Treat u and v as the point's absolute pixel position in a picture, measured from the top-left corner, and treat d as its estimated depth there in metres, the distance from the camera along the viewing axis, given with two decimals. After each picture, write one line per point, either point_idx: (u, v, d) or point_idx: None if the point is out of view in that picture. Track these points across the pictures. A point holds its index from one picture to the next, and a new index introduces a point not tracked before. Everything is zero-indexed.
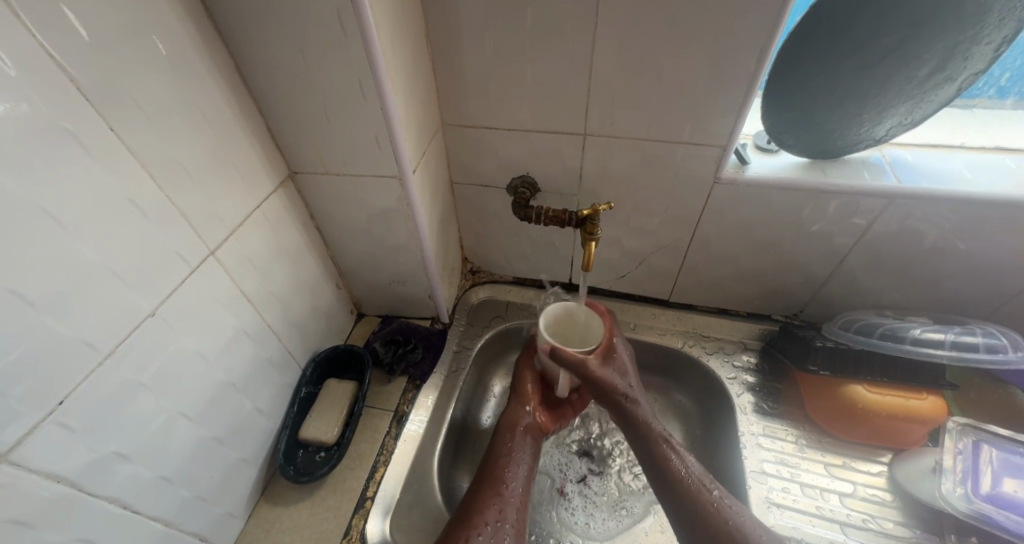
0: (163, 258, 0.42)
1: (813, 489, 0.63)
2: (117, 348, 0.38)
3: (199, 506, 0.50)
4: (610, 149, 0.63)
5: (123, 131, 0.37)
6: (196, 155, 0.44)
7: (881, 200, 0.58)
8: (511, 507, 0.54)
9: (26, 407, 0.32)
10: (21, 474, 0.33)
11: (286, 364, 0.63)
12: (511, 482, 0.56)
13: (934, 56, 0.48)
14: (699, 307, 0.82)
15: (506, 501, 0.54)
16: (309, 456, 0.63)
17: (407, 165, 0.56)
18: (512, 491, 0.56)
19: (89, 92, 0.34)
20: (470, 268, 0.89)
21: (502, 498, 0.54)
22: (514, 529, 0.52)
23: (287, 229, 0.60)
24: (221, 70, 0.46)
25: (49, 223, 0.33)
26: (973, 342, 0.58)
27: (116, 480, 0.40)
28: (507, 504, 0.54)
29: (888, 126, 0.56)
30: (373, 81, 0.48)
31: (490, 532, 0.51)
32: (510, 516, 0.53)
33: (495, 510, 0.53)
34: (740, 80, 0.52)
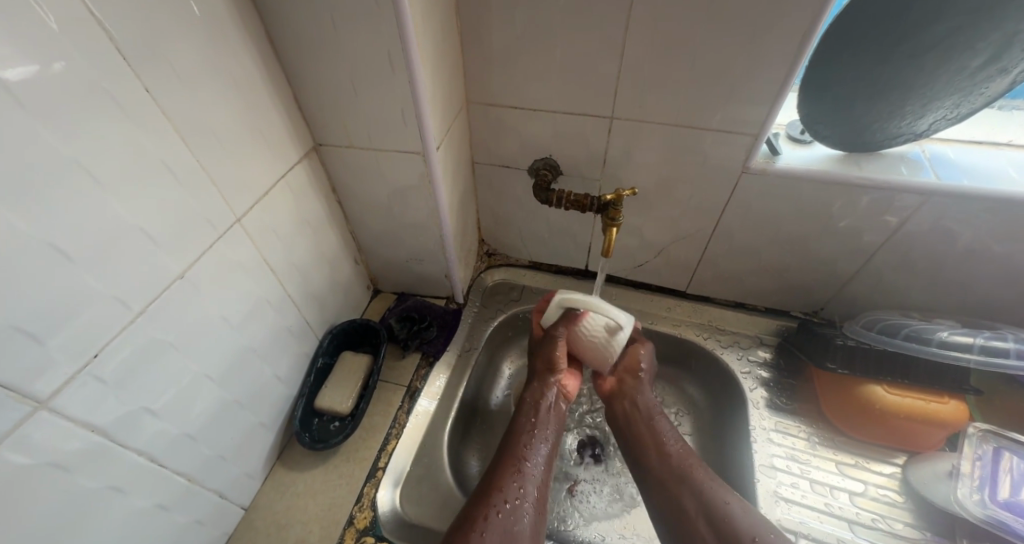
0: (192, 222, 0.43)
1: (823, 486, 0.63)
2: (148, 307, 0.39)
3: (220, 465, 0.52)
4: (637, 133, 0.61)
5: (158, 92, 0.37)
6: (225, 121, 0.44)
7: (917, 198, 0.56)
8: (532, 483, 0.53)
9: (63, 357, 0.34)
10: (60, 423, 0.34)
11: (305, 334, 0.65)
12: (531, 460, 0.55)
13: (990, 46, 0.46)
14: (716, 300, 0.81)
15: (526, 476, 0.54)
16: (323, 424, 0.65)
17: (431, 142, 0.56)
18: (533, 468, 0.55)
19: (126, 50, 0.34)
20: (486, 250, 0.89)
21: (523, 474, 0.54)
22: (533, 505, 0.52)
23: (310, 200, 0.60)
24: (251, 35, 0.46)
25: (88, 181, 0.33)
26: (1003, 347, 0.57)
27: (145, 434, 0.41)
28: (528, 483, 0.53)
29: (931, 121, 0.54)
30: (402, 54, 0.47)
31: (508, 509, 0.50)
32: (529, 493, 0.52)
33: (514, 488, 0.52)
34: (779, 66, 0.50)
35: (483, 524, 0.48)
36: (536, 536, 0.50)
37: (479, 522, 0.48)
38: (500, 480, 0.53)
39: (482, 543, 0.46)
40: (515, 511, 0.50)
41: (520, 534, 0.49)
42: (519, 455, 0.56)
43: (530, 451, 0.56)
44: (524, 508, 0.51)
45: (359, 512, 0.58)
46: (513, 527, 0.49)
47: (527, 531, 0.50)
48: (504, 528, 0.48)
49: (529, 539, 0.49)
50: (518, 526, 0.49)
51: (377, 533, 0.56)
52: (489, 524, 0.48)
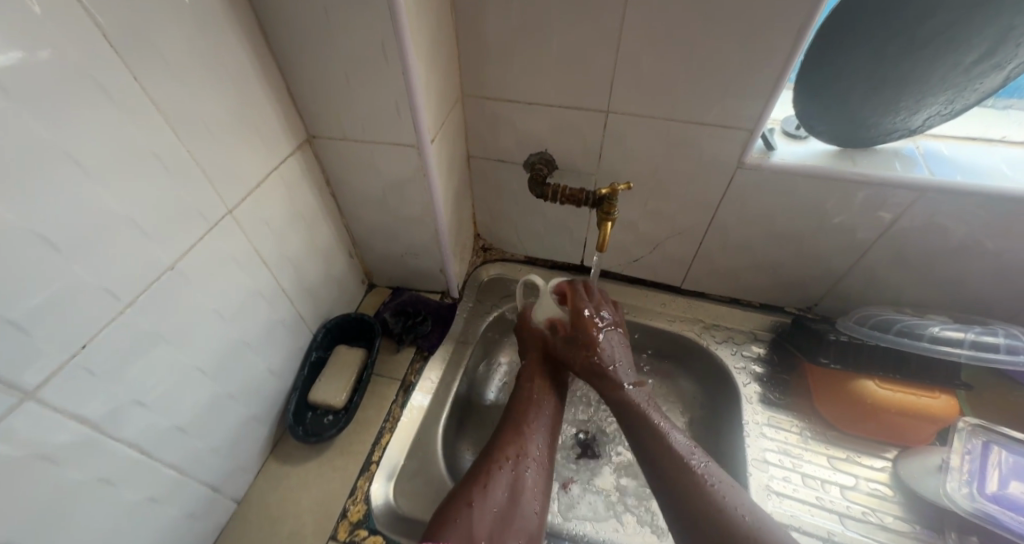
0: (182, 213, 0.42)
1: (814, 480, 0.63)
2: (137, 298, 0.39)
3: (212, 458, 0.51)
4: (633, 128, 0.61)
5: (147, 81, 0.37)
6: (217, 111, 0.44)
7: (910, 194, 0.56)
8: (534, 444, 0.57)
9: (51, 348, 0.33)
10: (48, 413, 0.34)
11: (298, 328, 0.64)
12: (533, 423, 0.59)
13: (986, 41, 0.45)
14: (711, 295, 0.81)
15: (530, 436, 0.58)
16: (317, 418, 0.65)
17: (426, 135, 0.55)
18: (537, 430, 0.59)
19: (114, 38, 0.34)
20: (482, 245, 0.89)
21: (527, 434, 0.58)
22: (537, 462, 0.56)
23: (303, 193, 0.60)
24: (243, 24, 0.45)
25: (75, 169, 0.33)
26: (993, 342, 0.57)
27: (135, 426, 0.41)
28: (530, 442, 0.57)
29: (925, 116, 0.54)
30: (396, 45, 0.47)
31: (512, 465, 0.54)
32: (533, 453, 0.56)
33: (519, 447, 0.56)
34: (775, 60, 0.50)
35: (487, 479, 0.52)
36: (541, 492, 0.54)
37: (484, 478, 0.52)
38: (505, 441, 0.56)
39: (485, 496, 0.50)
40: (518, 467, 0.54)
41: (523, 489, 0.53)
42: (522, 417, 0.60)
43: (532, 416, 0.60)
44: (528, 465, 0.55)
45: (353, 505, 0.58)
46: (517, 481, 0.53)
47: (530, 485, 0.53)
48: (507, 480, 0.52)
49: (534, 494, 0.53)
50: (521, 480, 0.53)
51: (371, 526, 0.56)
52: (492, 478, 0.52)
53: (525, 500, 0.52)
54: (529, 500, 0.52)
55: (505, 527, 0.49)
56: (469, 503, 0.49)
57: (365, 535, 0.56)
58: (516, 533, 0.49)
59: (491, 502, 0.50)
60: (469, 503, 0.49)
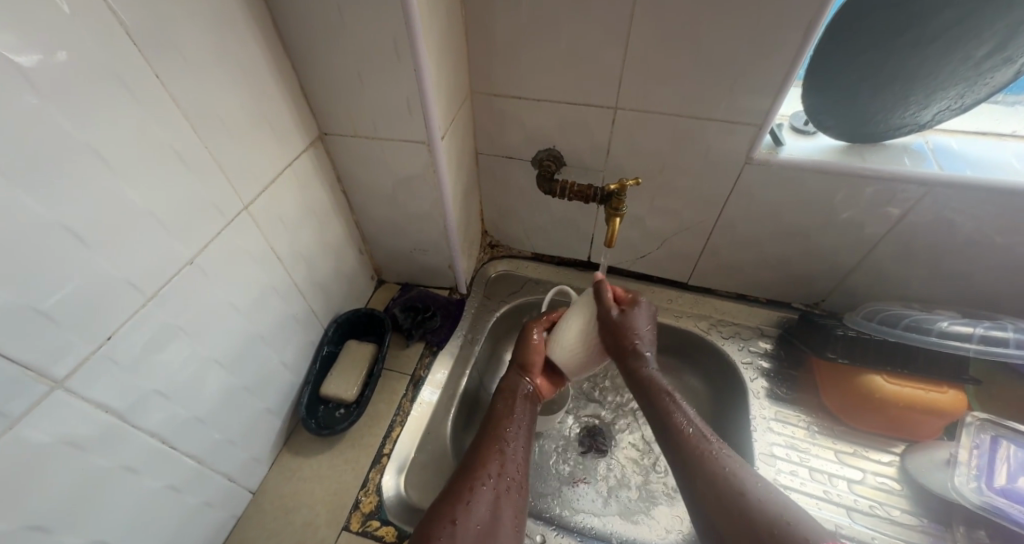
0: (200, 208, 0.43)
1: (821, 474, 0.63)
2: (159, 292, 0.40)
3: (228, 449, 0.53)
4: (641, 124, 0.62)
5: (168, 80, 0.38)
6: (232, 108, 0.45)
7: (919, 188, 0.56)
8: (513, 462, 0.53)
9: (78, 339, 0.34)
10: (75, 402, 0.35)
11: (310, 323, 0.65)
12: (512, 438, 0.56)
13: (995, 35, 0.46)
14: (718, 291, 0.82)
15: (507, 455, 0.54)
16: (329, 412, 0.66)
17: (436, 131, 0.56)
18: (514, 448, 0.55)
19: (138, 37, 0.35)
20: (489, 241, 0.90)
21: (506, 452, 0.54)
22: (514, 483, 0.52)
23: (315, 189, 0.61)
24: (257, 22, 0.46)
25: (99, 165, 0.34)
26: (1003, 337, 0.57)
27: (157, 417, 0.42)
28: (510, 459, 0.53)
29: (935, 111, 0.54)
30: (407, 41, 0.47)
31: (493, 483, 0.50)
32: (511, 471, 0.52)
33: (498, 464, 0.52)
34: (784, 56, 0.51)
35: (469, 495, 0.48)
36: (521, 514, 0.50)
37: (465, 493, 0.48)
38: (484, 456, 0.53)
39: (467, 514, 0.46)
40: (500, 484, 0.50)
41: (505, 506, 0.49)
42: (497, 436, 0.56)
43: (510, 432, 0.57)
44: (506, 484, 0.51)
45: (365, 496, 0.59)
46: (498, 499, 0.49)
47: (511, 504, 0.49)
48: (490, 497, 0.48)
49: (514, 515, 0.49)
50: (502, 499, 0.49)
51: (383, 517, 0.57)
52: (474, 495, 0.48)
53: (508, 520, 0.48)
54: (511, 518, 0.48)
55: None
56: (452, 521, 0.45)
57: (377, 526, 0.57)
58: None
59: (473, 520, 0.46)
60: (451, 520, 0.45)
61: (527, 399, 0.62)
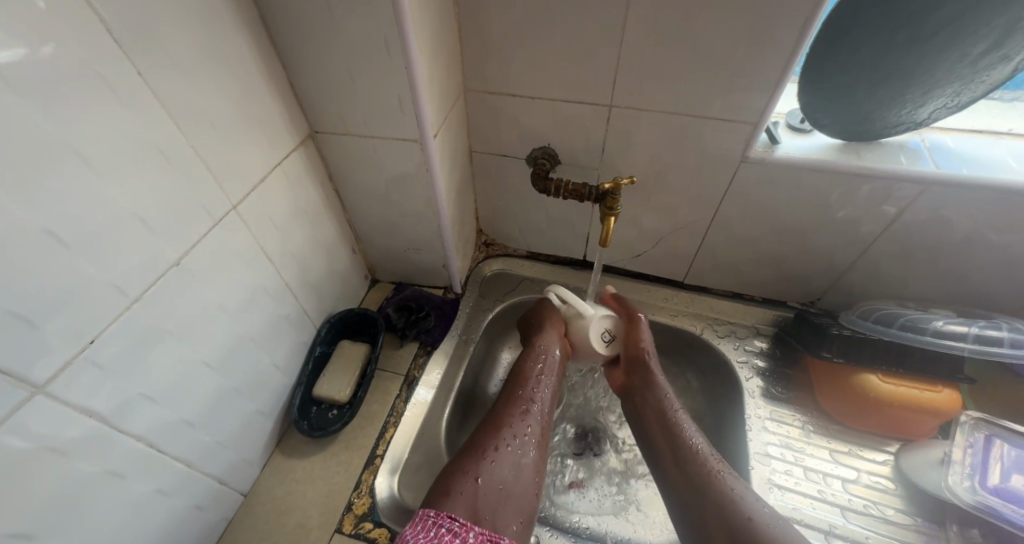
0: (187, 209, 0.42)
1: (816, 474, 0.63)
2: (144, 294, 0.39)
3: (218, 451, 0.52)
4: (636, 122, 0.61)
5: (152, 78, 0.37)
6: (220, 106, 0.44)
7: (915, 187, 0.56)
8: (536, 423, 0.56)
9: (60, 343, 0.34)
10: (59, 407, 0.34)
11: (302, 323, 0.65)
12: (536, 400, 0.59)
13: (992, 33, 0.45)
14: (714, 290, 0.81)
15: (532, 416, 0.57)
16: (322, 412, 0.65)
17: (429, 130, 0.55)
18: (538, 410, 0.58)
19: (118, 33, 0.34)
20: (484, 240, 0.89)
21: (530, 413, 0.57)
22: (536, 441, 0.55)
23: (307, 188, 0.60)
24: (245, 19, 0.45)
25: (80, 165, 0.33)
26: (997, 336, 0.57)
27: (144, 420, 0.41)
28: (532, 420, 0.56)
29: (931, 109, 0.53)
30: (399, 38, 0.46)
31: (516, 444, 0.53)
32: (533, 431, 0.55)
33: (523, 425, 0.55)
34: (780, 53, 0.50)
35: (494, 454, 0.51)
36: (538, 475, 0.53)
37: (491, 451, 0.51)
38: (511, 414, 0.56)
39: (491, 471, 0.49)
40: (523, 444, 0.53)
41: (525, 466, 0.52)
42: (524, 395, 0.59)
43: (536, 393, 0.59)
44: (529, 443, 0.54)
45: (358, 498, 0.59)
46: (519, 459, 0.52)
47: (530, 463, 0.53)
48: (513, 456, 0.51)
49: (533, 476, 0.52)
50: (524, 457, 0.52)
51: (375, 519, 0.57)
52: (499, 453, 0.51)
53: (526, 478, 0.51)
54: (529, 478, 0.51)
55: (507, 503, 0.48)
56: (476, 478, 0.48)
57: (370, 528, 0.56)
58: (515, 510, 0.48)
59: (495, 476, 0.49)
60: (475, 476, 0.48)
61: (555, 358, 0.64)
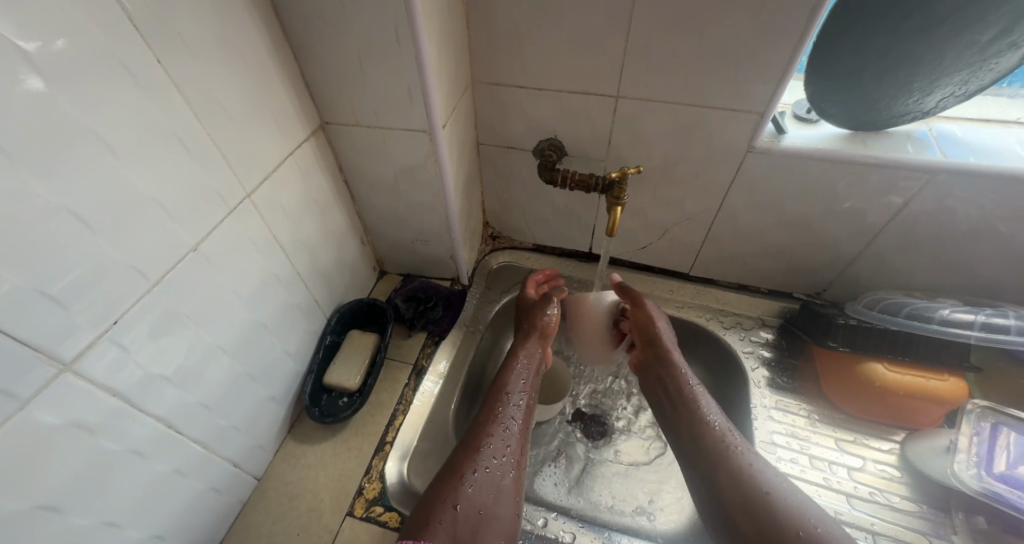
0: (204, 196, 0.43)
1: (821, 462, 0.64)
2: (163, 278, 0.40)
3: (233, 435, 0.53)
4: (642, 112, 0.61)
5: (170, 66, 0.38)
6: (234, 95, 0.45)
7: (921, 176, 0.56)
8: (514, 442, 0.54)
9: (84, 322, 0.35)
10: (83, 385, 0.35)
11: (313, 312, 0.66)
12: (514, 417, 0.56)
13: (1001, 20, 0.45)
14: (719, 282, 0.82)
15: (510, 435, 0.55)
16: (332, 400, 0.66)
17: (437, 120, 0.56)
18: (516, 429, 0.56)
19: (138, 21, 0.35)
20: (491, 232, 0.90)
21: (507, 432, 0.54)
22: (514, 462, 0.53)
23: (317, 179, 0.61)
24: (258, 9, 0.46)
25: (103, 150, 0.34)
26: (1004, 323, 0.57)
27: (162, 401, 0.42)
28: (510, 439, 0.54)
29: (939, 97, 0.54)
30: (408, 29, 0.47)
31: (495, 465, 0.51)
32: (512, 450, 0.53)
33: (501, 445, 0.53)
34: (786, 42, 0.50)
35: (472, 477, 0.49)
36: (517, 496, 0.51)
37: (470, 474, 0.49)
38: (488, 433, 0.54)
39: (470, 496, 0.47)
40: (501, 466, 0.51)
41: (504, 490, 0.50)
42: (500, 412, 0.56)
43: (513, 411, 0.57)
44: (507, 465, 0.52)
45: (369, 483, 0.60)
46: (497, 482, 0.50)
47: (509, 486, 0.51)
48: (490, 480, 0.49)
49: (512, 498, 0.50)
50: (501, 481, 0.50)
51: (386, 503, 0.58)
52: (477, 477, 0.49)
53: (505, 502, 0.49)
54: (508, 500, 0.49)
55: (488, 527, 0.46)
56: (454, 505, 0.46)
57: (381, 511, 0.57)
58: (495, 533, 0.46)
59: (474, 501, 0.47)
60: (453, 503, 0.46)
61: (530, 377, 0.62)
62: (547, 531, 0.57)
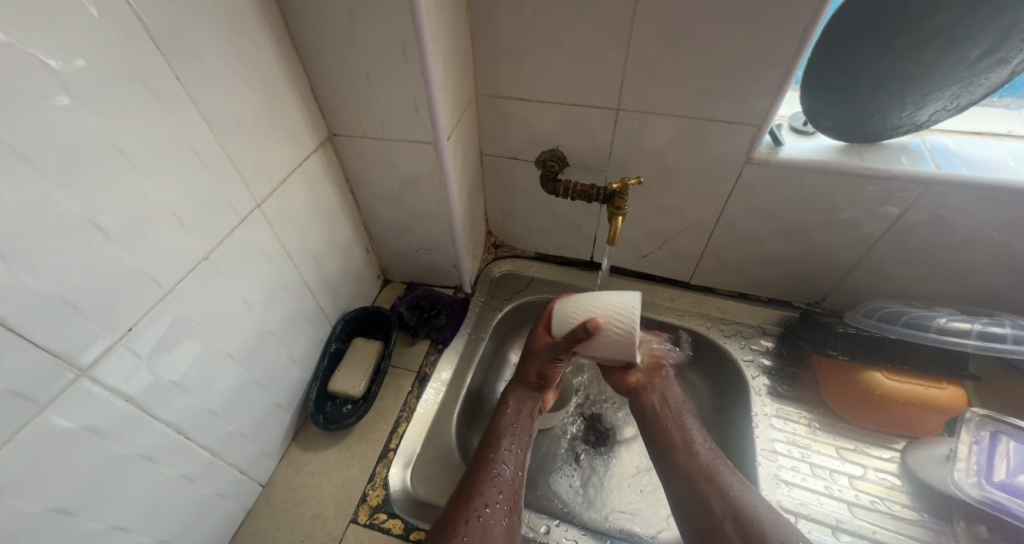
0: (218, 206, 0.45)
1: (822, 470, 0.64)
2: (176, 285, 0.41)
3: (240, 442, 0.54)
4: (643, 124, 0.63)
5: (188, 81, 0.39)
6: (248, 109, 0.46)
7: (916, 188, 0.57)
8: (508, 486, 0.53)
9: (102, 330, 0.36)
10: (98, 391, 0.36)
11: (319, 319, 0.67)
12: (507, 462, 0.55)
13: (988, 37, 0.47)
14: (720, 290, 0.83)
15: (503, 481, 0.53)
16: (336, 407, 0.67)
17: (442, 133, 0.57)
18: (509, 474, 0.54)
19: (159, 41, 0.36)
20: (493, 241, 0.91)
21: (501, 473, 0.54)
22: (511, 507, 0.51)
23: (324, 189, 0.62)
24: (271, 26, 0.48)
25: (122, 162, 0.35)
26: (1001, 332, 0.58)
27: (172, 408, 0.43)
28: (504, 485, 0.53)
29: (932, 110, 0.55)
30: (416, 45, 0.49)
31: (488, 513, 0.49)
32: (507, 496, 0.52)
33: (494, 492, 0.52)
34: (782, 58, 0.52)
35: (464, 527, 0.47)
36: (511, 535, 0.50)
37: (461, 524, 0.48)
38: (480, 481, 0.53)
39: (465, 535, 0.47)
40: (496, 513, 0.50)
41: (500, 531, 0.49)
42: (492, 459, 0.55)
43: (505, 454, 0.56)
44: (502, 511, 0.50)
45: (372, 490, 0.60)
46: (492, 529, 0.48)
47: (507, 534, 0.49)
48: (485, 529, 0.48)
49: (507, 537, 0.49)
50: (498, 528, 0.49)
51: (389, 510, 0.59)
52: (470, 526, 0.48)
53: None
54: None
55: None
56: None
57: (384, 518, 0.58)
58: None
59: None
60: None
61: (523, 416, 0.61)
62: (549, 538, 0.57)
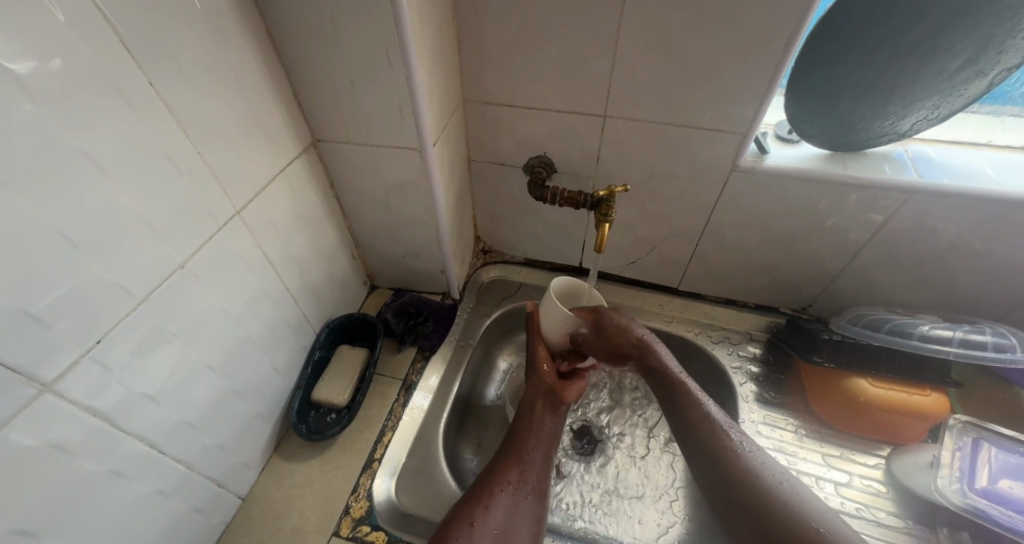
0: (195, 213, 0.44)
1: (808, 477, 0.64)
2: (149, 295, 0.40)
3: (218, 454, 0.52)
4: (630, 131, 0.63)
5: (161, 86, 0.38)
6: (227, 114, 0.45)
7: (898, 196, 0.58)
8: (532, 468, 0.55)
9: (69, 342, 0.35)
10: (64, 405, 0.35)
11: (303, 327, 0.66)
12: (531, 446, 0.57)
13: (967, 49, 0.48)
14: (708, 296, 0.83)
15: (528, 462, 0.55)
16: (320, 416, 0.66)
17: (427, 139, 0.57)
18: (535, 456, 0.56)
19: (131, 45, 0.35)
20: (481, 247, 0.90)
21: (526, 461, 0.55)
22: (534, 487, 0.53)
23: (308, 195, 0.61)
24: (251, 29, 0.47)
25: (91, 169, 0.34)
26: (981, 341, 0.59)
27: (145, 420, 0.42)
28: (529, 466, 0.55)
29: (913, 120, 0.55)
30: (400, 51, 0.48)
31: (511, 489, 0.52)
32: (530, 476, 0.54)
33: (517, 472, 0.54)
34: (766, 67, 0.52)
35: (488, 500, 0.50)
36: (539, 520, 0.51)
37: (484, 498, 0.50)
38: (503, 464, 0.55)
39: (486, 516, 0.49)
40: (518, 491, 0.52)
41: (522, 514, 0.50)
42: (518, 442, 0.57)
43: (531, 439, 0.58)
44: (525, 489, 0.53)
45: (356, 501, 0.59)
46: (516, 505, 0.51)
47: (528, 511, 0.51)
48: (507, 504, 0.50)
49: (531, 522, 0.50)
50: (520, 504, 0.51)
51: (373, 522, 0.57)
52: (493, 500, 0.50)
53: (524, 526, 0.50)
54: (527, 524, 0.50)
55: None
56: (471, 523, 0.48)
57: (368, 531, 0.57)
58: None
59: (490, 523, 0.48)
60: (470, 523, 0.48)
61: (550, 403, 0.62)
62: None
